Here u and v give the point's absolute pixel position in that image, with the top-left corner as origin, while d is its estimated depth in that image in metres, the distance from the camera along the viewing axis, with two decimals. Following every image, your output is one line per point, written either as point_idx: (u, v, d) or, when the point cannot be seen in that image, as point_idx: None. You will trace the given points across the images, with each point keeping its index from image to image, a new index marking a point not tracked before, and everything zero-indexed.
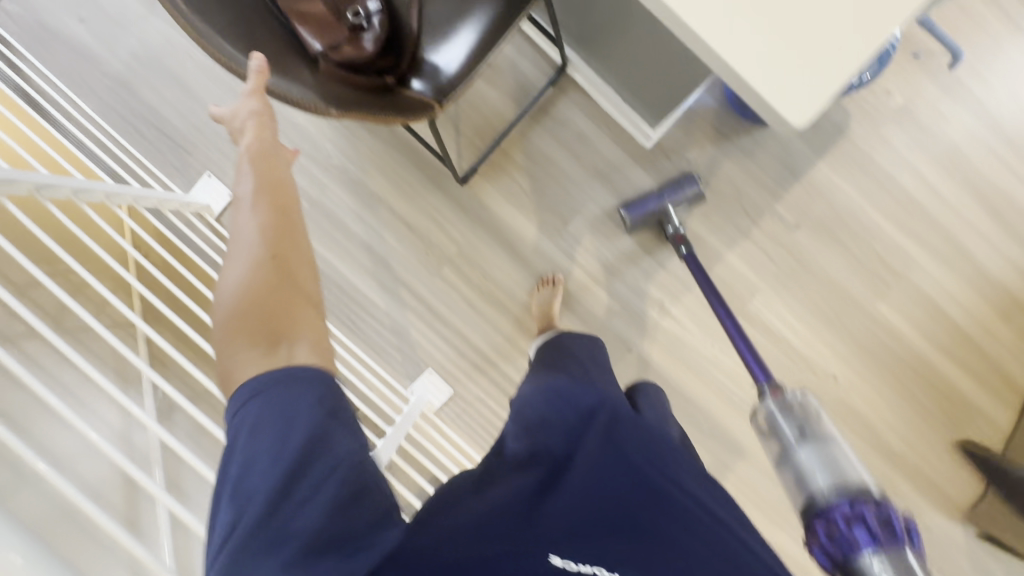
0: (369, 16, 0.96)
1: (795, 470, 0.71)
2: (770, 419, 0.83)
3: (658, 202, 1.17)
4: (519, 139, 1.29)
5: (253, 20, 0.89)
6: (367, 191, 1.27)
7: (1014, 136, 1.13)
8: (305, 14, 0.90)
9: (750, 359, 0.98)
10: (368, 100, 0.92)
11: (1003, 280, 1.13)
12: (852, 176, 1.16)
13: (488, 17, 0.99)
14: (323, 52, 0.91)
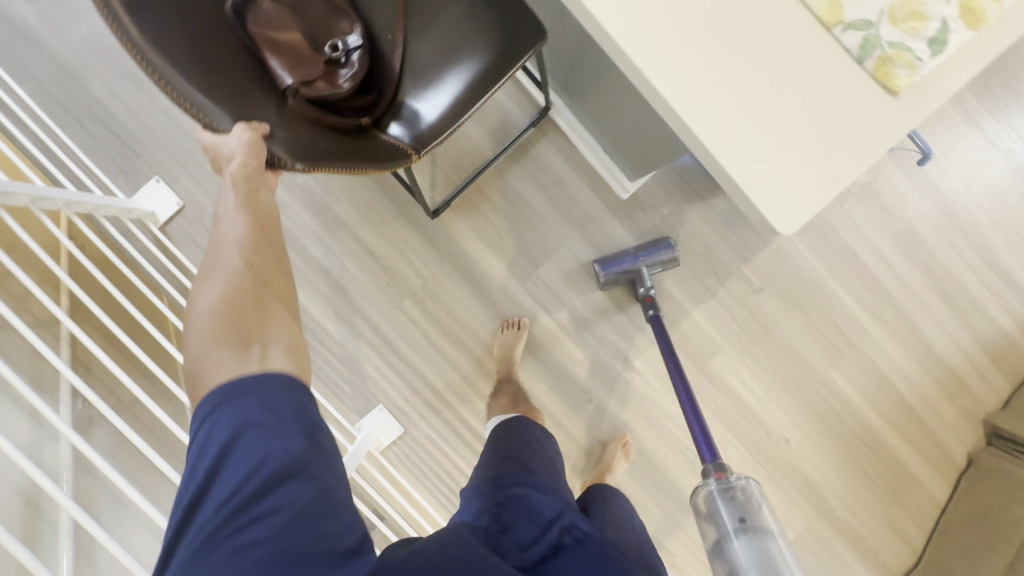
0: (347, 51, 0.81)
1: (729, 564, 0.73)
2: (710, 504, 0.83)
3: (633, 264, 1.16)
4: (495, 176, 1.19)
5: (185, 22, 0.65)
6: (328, 213, 1.20)
7: (966, 226, 1.23)
8: (278, 43, 0.75)
9: (700, 437, 0.98)
10: (342, 149, 0.78)
11: (947, 359, 1.25)
12: (816, 247, 1.21)
13: (485, 57, 0.85)
14: (295, 88, 0.74)
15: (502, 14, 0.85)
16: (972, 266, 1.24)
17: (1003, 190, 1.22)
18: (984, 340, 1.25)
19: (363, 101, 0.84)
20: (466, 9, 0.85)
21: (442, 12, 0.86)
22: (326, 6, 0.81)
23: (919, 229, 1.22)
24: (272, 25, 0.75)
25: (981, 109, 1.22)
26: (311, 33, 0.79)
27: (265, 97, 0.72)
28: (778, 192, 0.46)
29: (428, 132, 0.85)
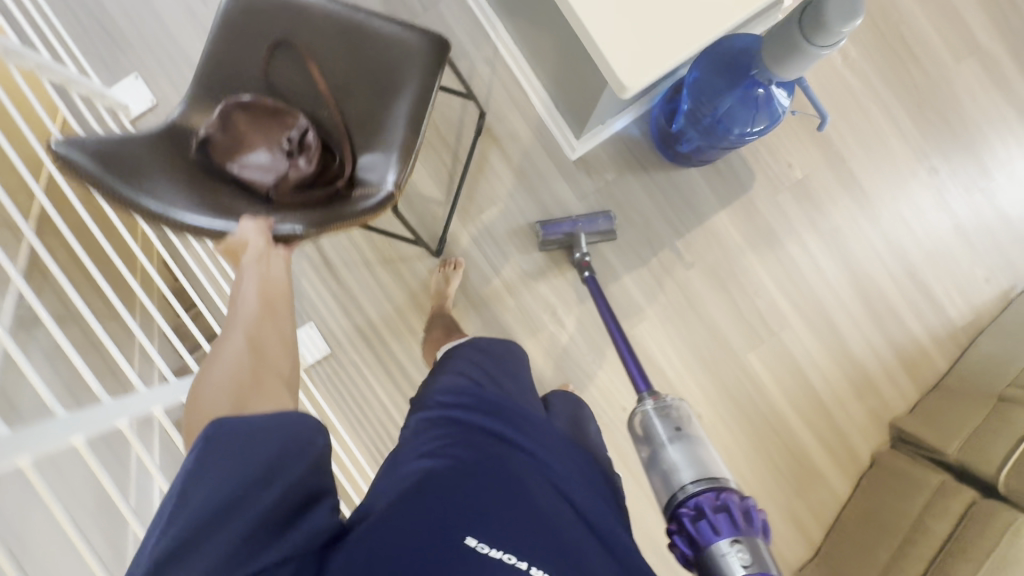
0: (298, 139, 0.85)
1: (664, 469, 0.81)
2: (645, 423, 0.88)
3: (573, 228, 1.21)
4: (454, 121, 1.27)
5: (168, 184, 0.77)
6: None
7: (888, 233, 1.30)
8: (245, 158, 0.84)
9: (635, 370, 1.04)
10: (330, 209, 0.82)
11: (861, 360, 1.30)
12: (746, 232, 1.28)
13: (419, 81, 0.89)
14: (273, 185, 0.83)
15: (407, 48, 0.90)
16: (891, 273, 1.30)
17: (925, 205, 1.30)
18: (897, 345, 1.30)
19: (333, 166, 0.87)
20: (379, 54, 0.90)
21: (360, 68, 0.90)
22: (263, 111, 0.85)
23: (844, 230, 1.29)
24: (234, 147, 0.84)
25: (914, 130, 1.29)
26: (263, 137, 0.85)
27: (256, 206, 0.82)
28: (626, 57, 0.56)
29: (394, 161, 0.86)
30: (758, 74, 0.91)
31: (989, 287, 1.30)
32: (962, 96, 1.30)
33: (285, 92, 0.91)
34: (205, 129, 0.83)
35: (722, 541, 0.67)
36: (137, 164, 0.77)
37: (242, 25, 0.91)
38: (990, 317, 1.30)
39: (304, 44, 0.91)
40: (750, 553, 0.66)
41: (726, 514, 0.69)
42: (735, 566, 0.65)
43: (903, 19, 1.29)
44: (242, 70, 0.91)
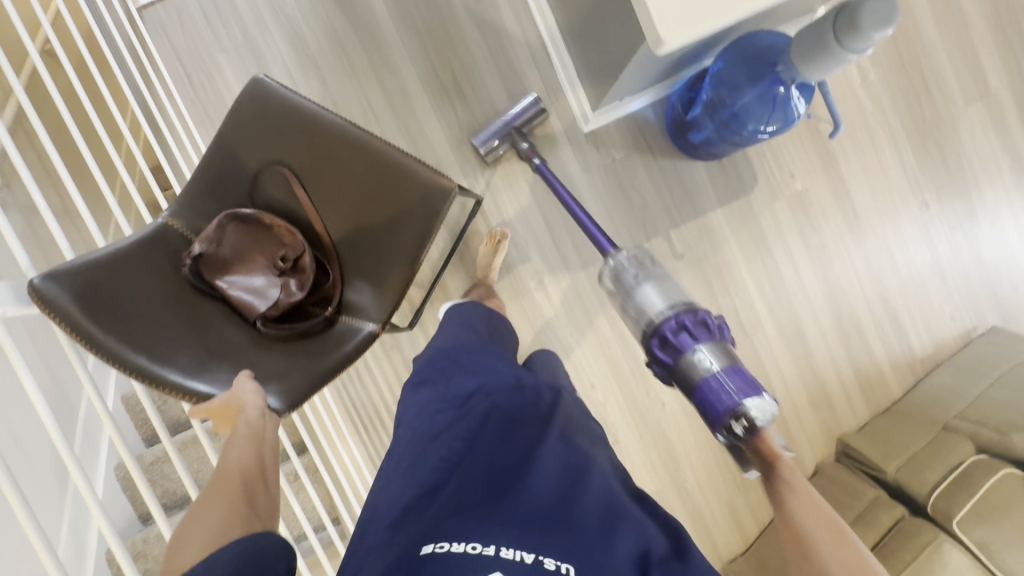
0: (294, 261, 0.77)
1: (638, 302, 0.84)
2: (617, 273, 0.91)
3: (504, 125, 1.18)
4: (472, 71, 1.23)
5: (157, 322, 0.70)
6: (304, 50, 1.20)
7: (871, 257, 1.34)
8: (233, 281, 0.75)
9: (599, 234, 1.06)
10: (318, 353, 0.78)
11: (823, 374, 1.35)
12: (738, 233, 1.31)
13: (416, 212, 0.78)
14: (263, 314, 0.75)
15: (411, 186, 0.78)
16: (867, 297, 1.35)
17: (909, 236, 1.35)
18: (859, 366, 1.35)
19: (325, 285, 0.79)
20: (381, 185, 0.78)
21: (355, 187, 0.79)
22: (263, 228, 0.76)
23: (830, 247, 1.33)
24: (225, 266, 0.75)
25: (913, 160, 1.33)
26: (258, 255, 0.76)
27: (244, 341, 0.75)
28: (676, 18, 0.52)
29: (385, 300, 0.79)
30: (783, 71, 0.91)
31: (954, 324, 1.36)
32: (964, 136, 1.34)
33: (276, 205, 0.80)
34: (197, 248, 0.73)
35: (693, 348, 0.73)
36: (120, 296, 0.69)
37: (235, 124, 0.78)
38: (948, 353, 1.36)
39: (305, 156, 0.79)
40: (713, 354, 0.72)
41: (693, 327, 0.75)
42: (705, 368, 0.71)
43: (926, 48, 1.31)
44: (233, 158, 0.79)
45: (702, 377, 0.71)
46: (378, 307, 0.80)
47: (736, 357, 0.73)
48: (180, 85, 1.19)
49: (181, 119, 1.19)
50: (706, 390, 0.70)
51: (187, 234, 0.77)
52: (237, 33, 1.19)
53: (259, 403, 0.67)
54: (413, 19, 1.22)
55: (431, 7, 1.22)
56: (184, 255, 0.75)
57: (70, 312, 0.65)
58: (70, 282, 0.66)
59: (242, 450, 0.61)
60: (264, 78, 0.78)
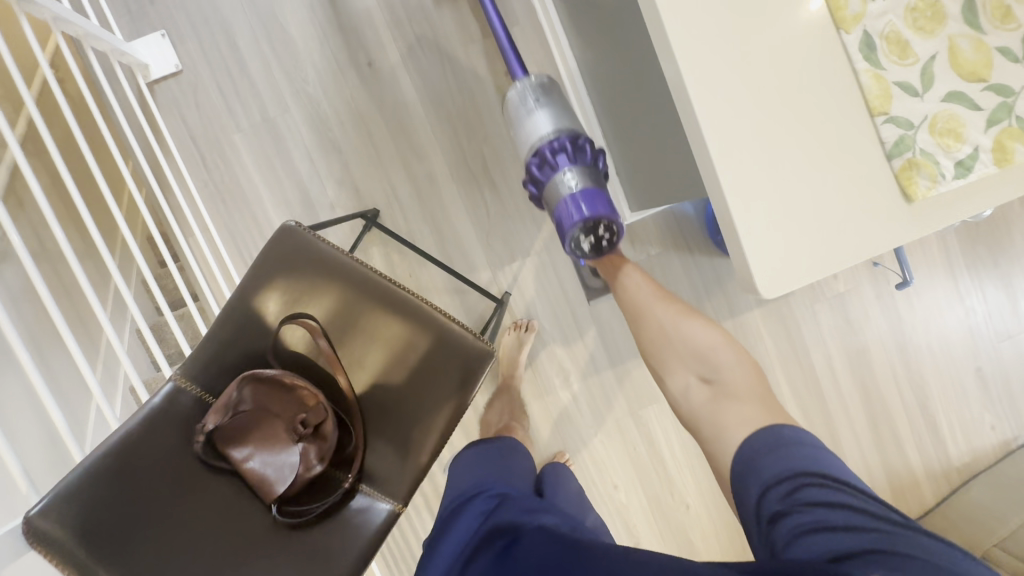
0: (317, 425, 0.67)
1: (527, 121, 0.82)
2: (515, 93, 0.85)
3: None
4: (504, 157, 1.17)
5: (165, 536, 0.61)
6: (328, 133, 1.14)
7: (912, 361, 1.28)
8: (248, 455, 0.65)
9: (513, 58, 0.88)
10: (333, 555, 0.66)
11: None
12: (775, 334, 1.25)
13: (452, 373, 0.72)
14: (279, 494, 0.64)
15: (450, 350, 0.71)
16: (904, 402, 1.29)
17: (953, 341, 1.29)
18: (892, 472, 1.30)
19: (347, 450, 0.69)
20: (418, 348, 0.71)
21: (386, 342, 0.71)
22: (283, 390, 0.67)
23: (870, 350, 1.27)
24: (239, 437, 0.65)
25: (962, 264, 1.27)
26: (276, 421, 0.66)
27: (253, 537, 0.64)
28: (777, 267, 0.44)
29: (411, 469, 0.71)
30: None
31: (993, 434, 1.30)
32: (1015, 241, 1.27)
33: (292, 360, 0.70)
34: (212, 421, 0.63)
35: (564, 174, 0.76)
36: (125, 511, 0.60)
37: (256, 270, 0.69)
38: (986, 463, 1.30)
39: (333, 306, 0.70)
40: (579, 177, 0.76)
41: (565, 154, 0.77)
42: (569, 189, 0.76)
43: None
44: (249, 305, 0.68)
45: (564, 194, 0.76)
46: (405, 484, 0.70)
47: (602, 182, 0.78)
48: (194, 166, 1.12)
49: (194, 203, 1.11)
50: (565, 208, 0.76)
51: (203, 395, 0.66)
52: (256, 113, 1.12)
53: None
54: (443, 102, 1.15)
55: (462, 91, 1.15)
56: (195, 431, 0.64)
57: (67, 546, 0.57)
58: (68, 511, 0.58)
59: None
60: (295, 223, 0.70)
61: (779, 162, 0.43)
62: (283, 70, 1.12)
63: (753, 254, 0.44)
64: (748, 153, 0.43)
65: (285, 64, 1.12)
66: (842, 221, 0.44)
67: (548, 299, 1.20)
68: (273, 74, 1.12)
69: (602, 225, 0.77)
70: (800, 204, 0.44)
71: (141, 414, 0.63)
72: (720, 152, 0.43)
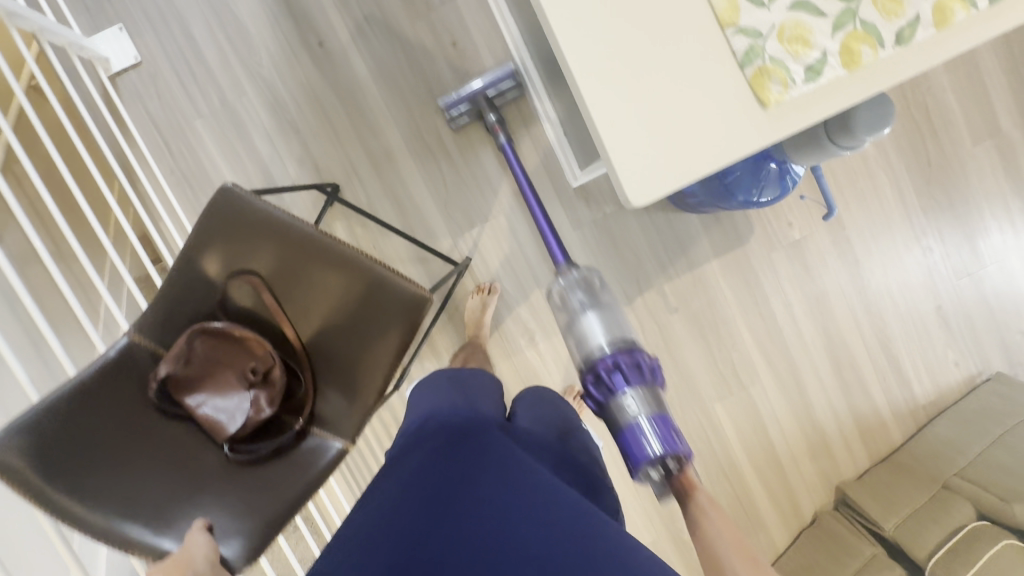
0: (266, 373, 0.72)
1: (578, 333, 0.78)
2: (562, 294, 0.85)
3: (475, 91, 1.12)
4: (456, 128, 1.20)
5: (127, 469, 0.67)
6: (285, 114, 1.18)
7: (872, 304, 1.31)
8: (202, 401, 0.70)
9: (554, 242, 1.00)
10: (284, 482, 0.72)
11: (823, 424, 1.32)
12: (734, 284, 1.27)
13: (392, 319, 0.76)
14: (231, 435, 0.70)
15: (389, 298, 0.75)
16: (867, 345, 1.32)
17: (912, 280, 1.31)
18: (859, 413, 1.33)
19: (297, 394, 0.74)
20: (359, 296, 0.75)
21: (328, 295, 0.75)
22: (232, 343, 0.71)
23: (830, 295, 1.30)
24: (193, 384, 0.70)
25: (918, 205, 1.28)
26: (226, 369, 0.71)
27: (208, 470, 0.70)
28: (645, 177, 0.48)
29: (358, 408, 0.76)
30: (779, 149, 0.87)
31: (957, 370, 1.33)
32: (971, 179, 1.28)
33: (242, 314, 0.75)
34: (164, 370, 0.68)
35: (624, 396, 0.70)
36: (88, 449, 0.65)
37: (198, 232, 0.73)
38: (951, 398, 1.33)
39: (275, 263, 0.74)
40: (642, 402, 0.69)
41: (620, 370, 0.71)
42: (633, 416, 0.69)
43: (932, 87, 1.25)
44: (195, 266, 0.73)
45: (629, 424, 0.69)
46: (354, 422, 0.75)
47: (664, 402, 0.71)
48: (160, 154, 1.17)
49: (162, 190, 1.16)
50: (631, 439, 0.68)
51: (156, 348, 0.71)
52: (216, 99, 1.17)
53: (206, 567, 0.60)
54: (395, 78, 1.19)
55: (412, 65, 1.19)
56: (149, 379, 0.69)
57: (30, 480, 0.62)
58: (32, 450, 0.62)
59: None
60: (233, 185, 0.73)
61: (639, 76, 0.47)
62: (238, 57, 1.16)
63: (619, 165, 0.48)
64: (611, 70, 0.47)
65: (240, 51, 1.16)
66: (701, 129, 0.48)
67: (509, 260, 1.24)
68: (229, 61, 1.16)
69: (671, 458, 0.68)
70: (660, 115, 0.47)
71: (99, 363, 0.67)
72: (583, 73, 0.47)
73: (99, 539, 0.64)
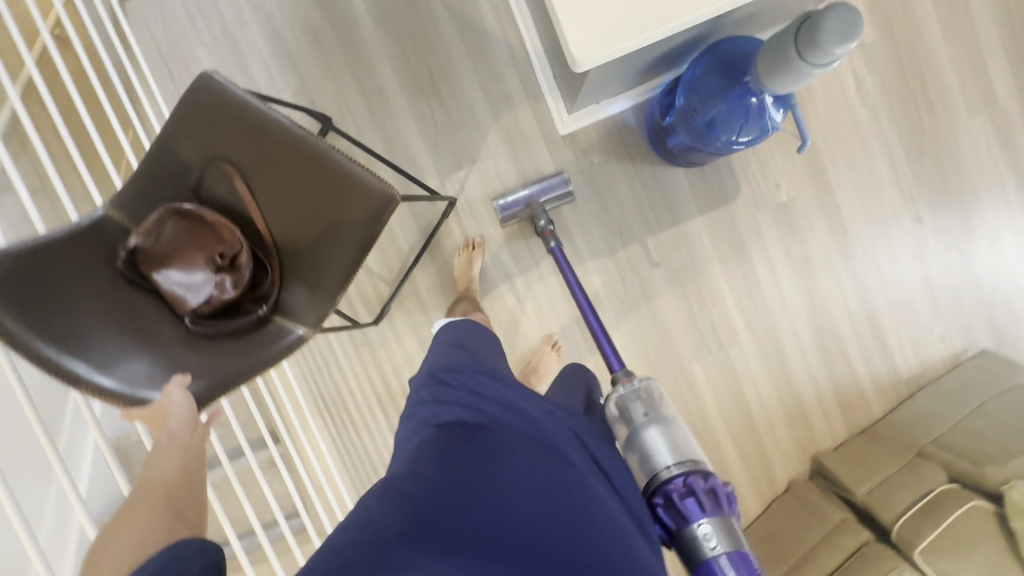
0: (233, 258, 0.74)
1: (641, 450, 0.71)
2: (619, 404, 0.77)
3: (527, 199, 1.21)
4: (449, 69, 1.22)
5: (79, 314, 0.68)
6: (283, 46, 1.21)
7: (858, 272, 1.30)
8: (170, 277, 0.72)
9: (610, 352, 1.02)
10: (235, 354, 0.75)
11: (802, 392, 1.31)
12: (718, 242, 1.27)
13: (359, 216, 0.77)
14: (195, 310, 0.72)
15: (358, 195, 0.77)
16: (851, 314, 1.31)
17: (900, 251, 1.29)
18: (838, 383, 1.31)
19: (263, 283, 0.76)
20: (328, 190, 0.77)
21: (298, 189, 0.77)
22: (202, 227, 0.73)
23: (815, 261, 1.29)
24: (161, 259, 0.72)
25: (909, 175, 1.27)
26: (194, 251, 0.72)
27: (167, 334, 0.73)
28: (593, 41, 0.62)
29: (320, 301, 0.78)
30: (752, 81, 0.88)
31: (942, 346, 1.31)
32: (965, 152, 1.27)
33: (215, 201, 0.77)
34: (134, 240, 0.71)
35: (696, 525, 0.62)
36: (42, 286, 0.67)
37: (176, 117, 0.75)
38: (934, 374, 1.31)
39: (248, 152, 0.76)
40: (719, 534, 0.61)
41: (694, 497, 0.64)
42: (710, 550, 0.61)
43: (929, 56, 1.24)
44: (173, 149, 0.75)
45: (706, 561, 0.60)
46: (314, 312, 0.77)
47: (742, 536, 0.63)
48: (161, 79, 1.20)
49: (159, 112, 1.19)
50: None
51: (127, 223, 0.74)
52: (218, 28, 1.20)
53: (186, 417, 0.68)
54: (392, 17, 1.21)
55: (410, 5, 1.21)
56: (120, 247, 0.72)
57: None
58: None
59: (168, 463, 0.63)
60: (214, 72, 0.75)
61: None
62: None
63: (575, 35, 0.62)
64: None
65: None
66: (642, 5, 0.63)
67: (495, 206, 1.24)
68: None
69: None
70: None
71: (72, 226, 0.70)
72: None
73: (39, 367, 0.65)
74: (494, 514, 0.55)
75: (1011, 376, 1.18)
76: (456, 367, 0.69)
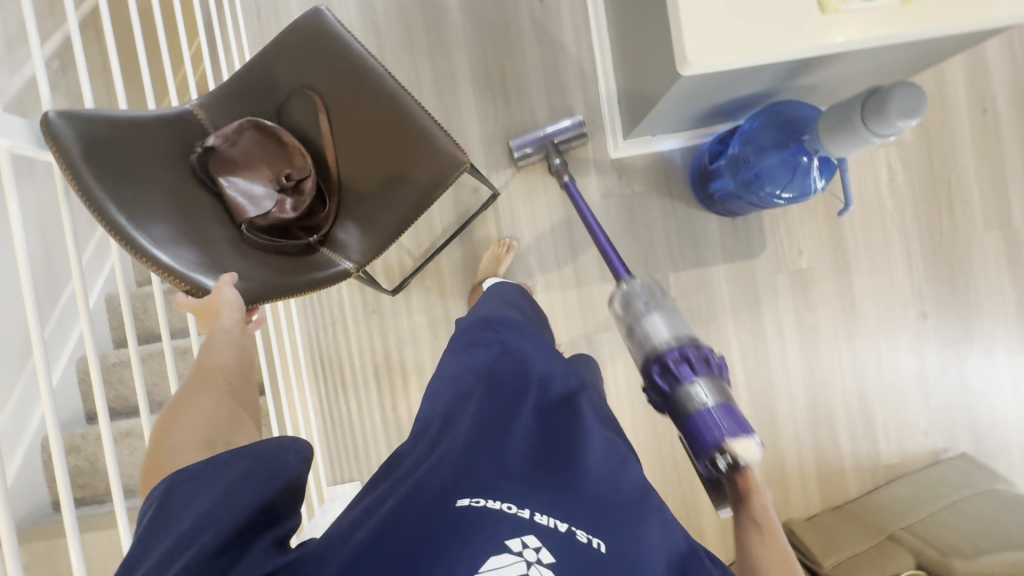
0: (299, 181, 0.77)
1: (643, 330, 0.78)
2: (625, 299, 0.84)
3: (542, 138, 1.23)
4: (520, 74, 1.28)
5: (146, 187, 0.69)
6: (371, 16, 1.26)
7: (859, 352, 1.34)
8: (237, 183, 0.75)
9: (616, 259, 1.03)
10: (282, 271, 0.76)
11: (785, 456, 1.33)
12: (735, 293, 1.32)
13: (426, 172, 0.78)
14: (251, 220, 0.75)
15: (429, 153, 0.78)
16: (845, 390, 1.34)
17: (901, 341, 1.35)
18: (822, 455, 1.34)
19: (319, 213, 0.79)
20: (399, 141, 0.79)
21: (374, 133, 0.79)
22: (277, 145, 0.76)
23: (821, 333, 1.33)
24: (233, 165, 0.75)
25: (921, 272, 1.34)
26: (265, 165, 0.75)
27: (219, 235, 0.74)
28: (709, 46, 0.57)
29: (369, 245, 0.79)
30: (809, 140, 0.93)
31: (925, 441, 1.35)
32: (976, 262, 1.35)
33: (294, 126, 0.80)
34: (212, 140, 0.73)
35: (690, 384, 0.68)
36: (122, 153, 0.68)
37: (281, 40, 0.78)
38: (914, 466, 1.34)
39: (337, 89, 0.79)
40: (711, 390, 0.67)
41: (688, 361, 0.70)
42: (701, 403, 0.66)
43: (958, 167, 1.33)
44: (270, 69, 0.78)
45: (697, 411, 0.66)
46: (361, 252, 0.79)
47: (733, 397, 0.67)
48: (247, 17, 1.24)
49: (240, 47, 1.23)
50: (699, 426, 0.65)
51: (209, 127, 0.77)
52: None
53: (237, 314, 0.67)
54: (479, 14, 1.28)
55: (498, 7, 1.28)
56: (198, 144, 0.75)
57: (68, 150, 0.64)
58: (81, 124, 0.65)
59: (224, 351, 0.64)
60: (325, 9, 0.79)
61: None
62: None
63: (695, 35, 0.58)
64: None
65: None
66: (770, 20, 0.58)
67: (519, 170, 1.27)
68: None
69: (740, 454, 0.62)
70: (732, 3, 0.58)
71: (162, 113, 0.74)
72: None
73: (99, 220, 0.64)
74: (532, 458, 0.57)
75: (987, 482, 1.21)
76: (491, 330, 0.74)
